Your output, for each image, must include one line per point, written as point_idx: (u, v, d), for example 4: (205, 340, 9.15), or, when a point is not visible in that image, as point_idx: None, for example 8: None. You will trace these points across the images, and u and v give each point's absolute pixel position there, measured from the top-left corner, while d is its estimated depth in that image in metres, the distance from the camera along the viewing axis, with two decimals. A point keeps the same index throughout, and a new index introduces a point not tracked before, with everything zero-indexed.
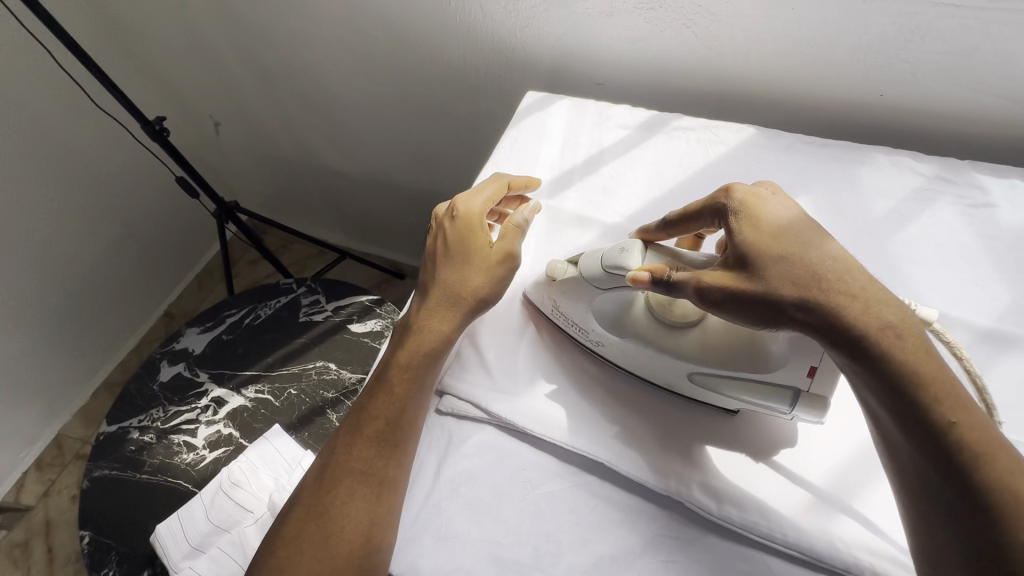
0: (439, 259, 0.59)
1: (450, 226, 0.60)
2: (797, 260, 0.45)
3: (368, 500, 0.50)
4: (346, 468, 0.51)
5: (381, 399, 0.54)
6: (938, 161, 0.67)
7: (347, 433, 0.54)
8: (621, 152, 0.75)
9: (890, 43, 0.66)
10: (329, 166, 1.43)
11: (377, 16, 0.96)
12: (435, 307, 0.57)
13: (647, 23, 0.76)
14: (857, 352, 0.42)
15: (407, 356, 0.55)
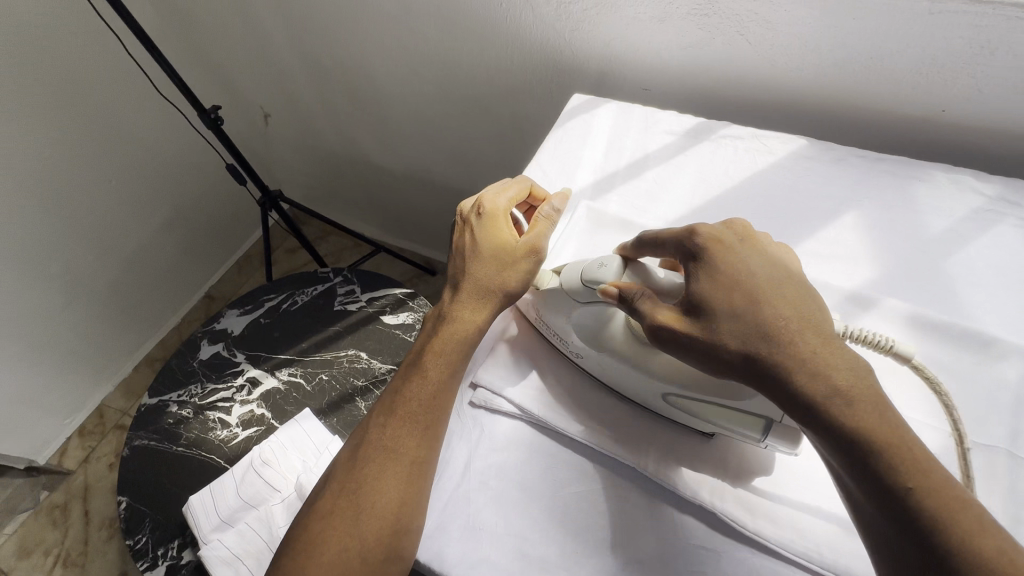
0: (466, 254, 0.58)
1: (477, 222, 0.59)
2: (758, 316, 0.43)
3: (398, 480, 0.49)
4: (377, 447, 0.51)
5: (414, 382, 0.53)
6: (1004, 181, 0.63)
7: (379, 414, 0.53)
8: (665, 158, 0.73)
9: (955, 59, 0.62)
10: (369, 160, 1.46)
11: (427, 15, 0.97)
12: (467, 297, 0.56)
13: (700, 29, 0.74)
14: (814, 422, 0.40)
15: (438, 344, 0.55)
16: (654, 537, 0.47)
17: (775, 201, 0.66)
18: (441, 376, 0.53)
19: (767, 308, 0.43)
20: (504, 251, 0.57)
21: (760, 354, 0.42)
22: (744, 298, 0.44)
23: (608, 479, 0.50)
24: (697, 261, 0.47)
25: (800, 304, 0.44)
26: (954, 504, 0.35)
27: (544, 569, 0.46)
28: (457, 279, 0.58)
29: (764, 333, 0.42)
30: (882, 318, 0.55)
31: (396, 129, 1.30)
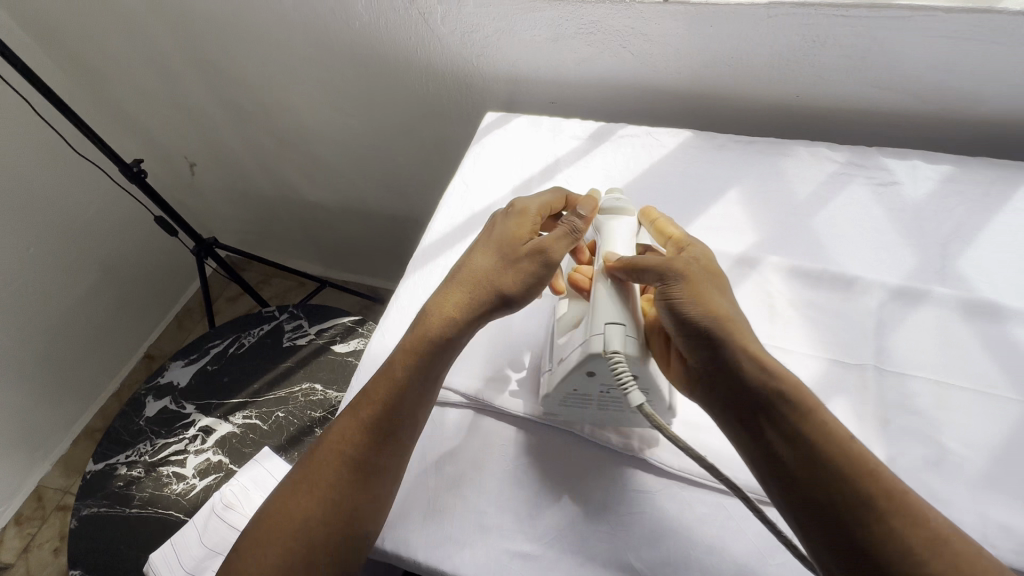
0: (497, 248, 0.57)
1: (525, 221, 0.59)
2: (726, 302, 0.49)
3: (355, 487, 0.50)
4: (337, 448, 0.51)
5: (386, 385, 0.53)
6: (850, 149, 0.74)
7: (349, 414, 0.53)
8: (574, 160, 0.80)
9: (796, 54, 0.74)
10: (304, 197, 1.47)
11: (340, 54, 1.03)
12: (464, 297, 0.56)
13: (588, 46, 0.84)
14: (775, 388, 0.44)
15: (422, 343, 0.54)
16: (598, 487, 0.52)
17: (670, 182, 0.75)
18: (412, 387, 0.53)
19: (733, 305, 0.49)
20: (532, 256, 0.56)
21: (720, 325, 0.47)
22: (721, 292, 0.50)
23: (551, 446, 0.55)
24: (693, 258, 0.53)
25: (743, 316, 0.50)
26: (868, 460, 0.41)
27: (501, 534, 0.51)
28: (474, 273, 0.57)
29: (725, 311, 0.48)
30: (766, 272, 0.64)
31: (324, 164, 1.33)
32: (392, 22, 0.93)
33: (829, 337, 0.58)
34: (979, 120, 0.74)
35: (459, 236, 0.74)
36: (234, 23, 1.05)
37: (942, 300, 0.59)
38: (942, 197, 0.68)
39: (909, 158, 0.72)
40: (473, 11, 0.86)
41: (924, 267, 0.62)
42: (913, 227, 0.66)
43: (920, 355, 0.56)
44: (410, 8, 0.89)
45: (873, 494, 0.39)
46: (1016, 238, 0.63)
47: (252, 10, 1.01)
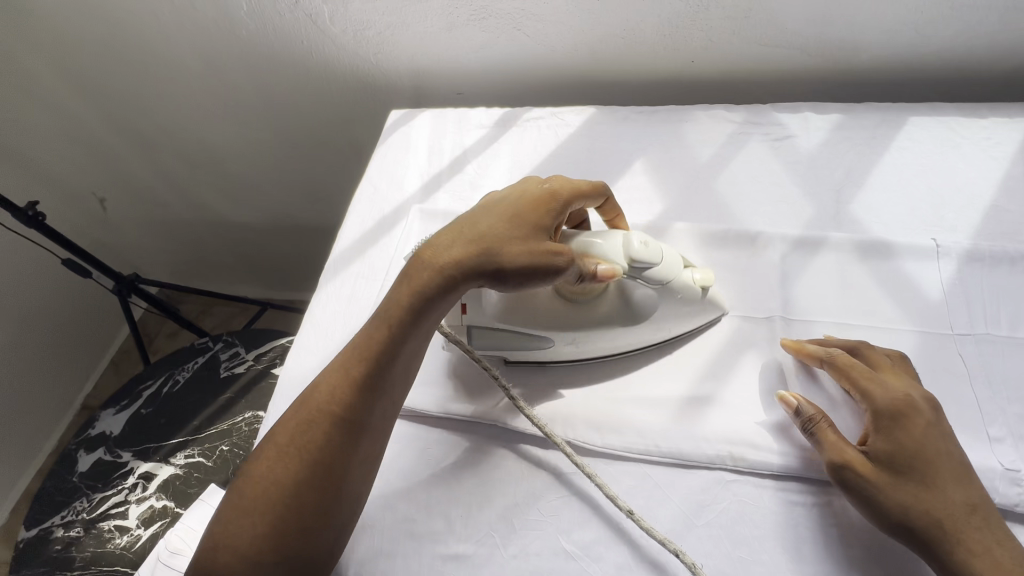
0: (493, 209, 0.51)
1: (538, 197, 0.52)
2: (949, 490, 0.43)
3: (332, 448, 0.45)
4: (324, 400, 0.46)
5: (380, 332, 0.48)
6: (746, 108, 0.76)
7: (329, 374, 0.47)
8: (481, 150, 0.79)
9: (682, 20, 0.75)
10: (227, 220, 1.37)
11: (235, 62, 0.98)
12: (467, 238, 0.49)
13: (484, 32, 0.82)
14: None
15: (409, 280, 0.49)
16: (527, 476, 0.52)
17: (578, 161, 0.75)
18: (401, 334, 0.48)
19: (948, 487, 0.43)
20: (530, 223, 0.50)
21: (931, 520, 0.42)
22: (931, 475, 0.44)
23: (475, 443, 0.55)
24: (878, 418, 0.46)
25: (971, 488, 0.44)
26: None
27: (433, 540, 0.50)
28: (466, 229, 0.50)
29: (953, 505, 0.42)
30: (674, 239, 0.64)
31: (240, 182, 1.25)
32: (280, 27, 0.90)
33: (737, 297, 0.59)
34: (862, 66, 0.76)
35: (370, 240, 0.72)
36: (116, 39, 0.98)
37: (838, 245, 0.60)
38: (834, 145, 0.70)
39: (801, 111, 0.74)
40: (360, 8, 0.83)
41: (821, 215, 0.64)
42: (809, 177, 0.68)
43: (820, 300, 0.58)
44: (295, 9, 0.86)
45: None
46: (902, 176, 0.66)
47: (132, 22, 0.95)
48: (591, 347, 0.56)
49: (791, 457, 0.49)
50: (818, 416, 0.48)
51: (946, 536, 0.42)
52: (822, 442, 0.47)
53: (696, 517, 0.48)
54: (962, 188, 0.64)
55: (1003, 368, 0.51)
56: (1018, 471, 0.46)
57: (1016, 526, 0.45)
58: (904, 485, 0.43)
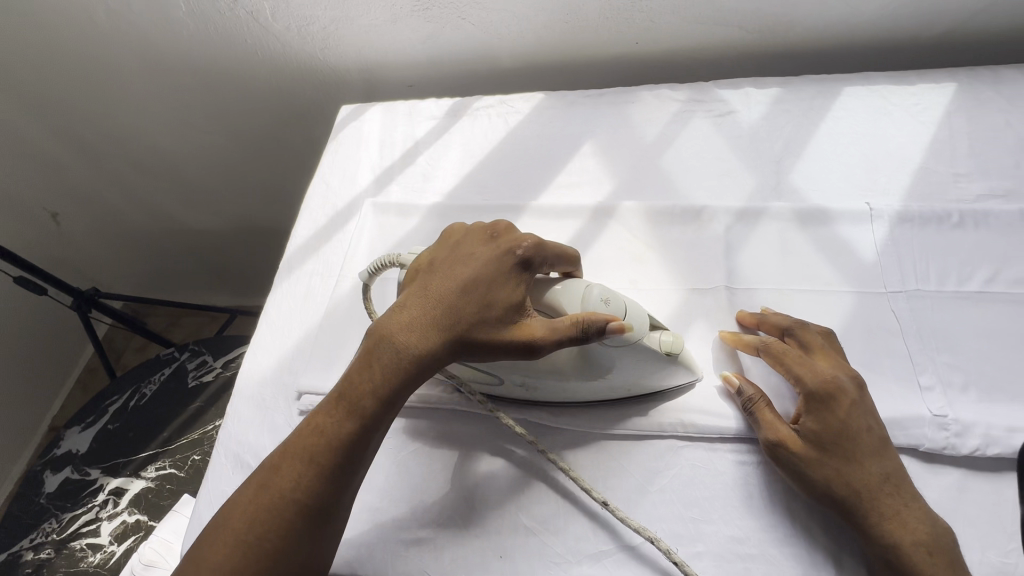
0: (463, 276, 0.48)
1: (513, 269, 0.48)
2: (870, 465, 0.45)
3: (300, 533, 0.42)
4: (279, 479, 0.43)
5: (341, 411, 0.45)
6: (689, 87, 0.77)
7: (292, 455, 0.44)
8: (432, 140, 0.79)
9: (622, 3, 0.76)
10: (186, 226, 1.34)
11: (180, 61, 0.96)
12: (432, 315, 0.47)
13: (429, 23, 0.82)
14: (899, 561, 0.42)
15: (371, 362, 0.46)
16: (486, 457, 0.53)
17: (528, 147, 0.76)
18: (373, 418, 0.45)
19: (869, 461, 0.45)
20: (501, 300, 0.47)
21: (850, 493, 0.44)
22: (853, 451, 0.45)
23: (433, 429, 0.55)
24: (808, 399, 0.48)
25: (892, 458, 0.46)
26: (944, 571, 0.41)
27: (396, 525, 0.51)
28: (435, 303, 0.47)
29: (870, 477, 0.44)
30: (622, 218, 0.65)
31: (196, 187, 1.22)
32: (222, 26, 0.89)
33: (684, 270, 0.61)
34: (798, 41, 0.78)
35: (323, 237, 0.72)
36: (61, 36, 0.93)
37: (778, 214, 0.62)
38: (773, 119, 0.72)
39: (741, 87, 0.76)
40: (302, 3, 0.82)
41: (761, 186, 0.66)
42: (750, 150, 0.70)
43: (762, 268, 0.60)
44: (235, 7, 0.85)
45: None
46: (837, 145, 0.68)
47: (74, 21, 0.90)
48: (540, 389, 0.52)
49: (737, 420, 0.51)
50: (756, 397, 0.50)
51: (863, 507, 0.44)
52: (760, 421, 0.48)
53: (649, 483, 0.50)
54: (892, 153, 0.66)
55: (932, 320, 0.54)
56: (945, 416, 0.48)
57: (944, 467, 0.47)
58: (825, 461, 0.45)
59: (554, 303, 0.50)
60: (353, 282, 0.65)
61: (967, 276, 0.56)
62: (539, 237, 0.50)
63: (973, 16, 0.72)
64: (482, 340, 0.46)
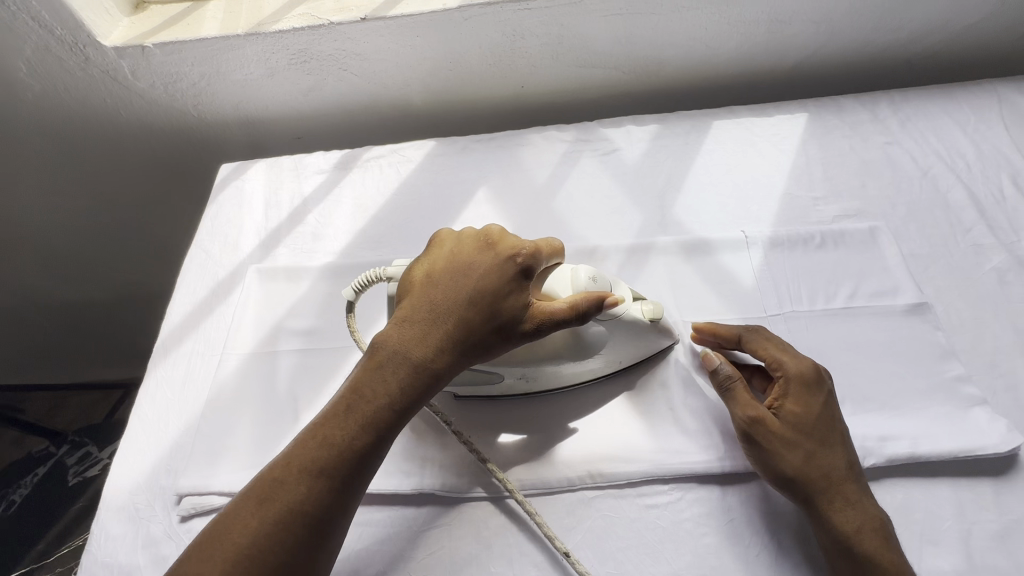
0: (470, 284, 0.47)
1: (518, 278, 0.47)
2: (839, 452, 0.47)
3: (307, 551, 0.40)
4: (286, 493, 0.40)
5: (351, 425, 0.43)
6: (575, 127, 0.80)
7: (298, 466, 0.41)
8: (321, 196, 0.76)
9: (502, 50, 0.77)
10: (55, 298, 1.12)
11: (40, 106, 0.82)
12: (442, 324, 0.46)
13: (309, 76, 0.80)
14: (850, 551, 0.44)
15: (382, 372, 0.45)
16: (394, 537, 0.50)
17: (422, 196, 0.75)
18: (391, 427, 0.44)
19: (835, 446, 0.47)
20: (515, 309, 0.46)
21: (817, 477, 0.46)
22: (825, 436, 0.47)
23: None
24: (791, 383, 0.49)
25: (852, 446, 0.48)
26: (894, 562, 0.43)
27: None
28: (448, 315, 0.46)
29: (836, 462, 0.46)
30: None
31: (58, 267, 1.07)
32: (80, 78, 0.79)
33: None
34: (670, 79, 0.84)
35: (204, 312, 0.66)
36: None
37: (665, 248, 0.65)
38: (654, 155, 0.75)
39: (622, 125, 0.79)
40: (165, 60, 0.77)
41: (648, 222, 0.69)
42: (635, 186, 0.72)
43: (655, 303, 0.61)
44: (87, 66, 0.78)
45: None
46: (714, 176, 0.72)
47: None
48: (540, 379, 0.54)
49: (644, 462, 0.51)
50: (736, 381, 0.51)
51: (828, 493, 0.45)
52: (736, 399, 0.50)
53: (563, 542, 0.48)
54: (761, 181, 0.72)
55: (808, 340, 0.57)
56: None
57: None
58: (801, 444, 0.47)
59: (550, 293, 0.50)
60: (240, 360, 0.60)
61: (833, 294, 0.60)
62: (539, 243, 0.48)
63: (811, 54, 0.81)
64: (494, 348, 0.47)
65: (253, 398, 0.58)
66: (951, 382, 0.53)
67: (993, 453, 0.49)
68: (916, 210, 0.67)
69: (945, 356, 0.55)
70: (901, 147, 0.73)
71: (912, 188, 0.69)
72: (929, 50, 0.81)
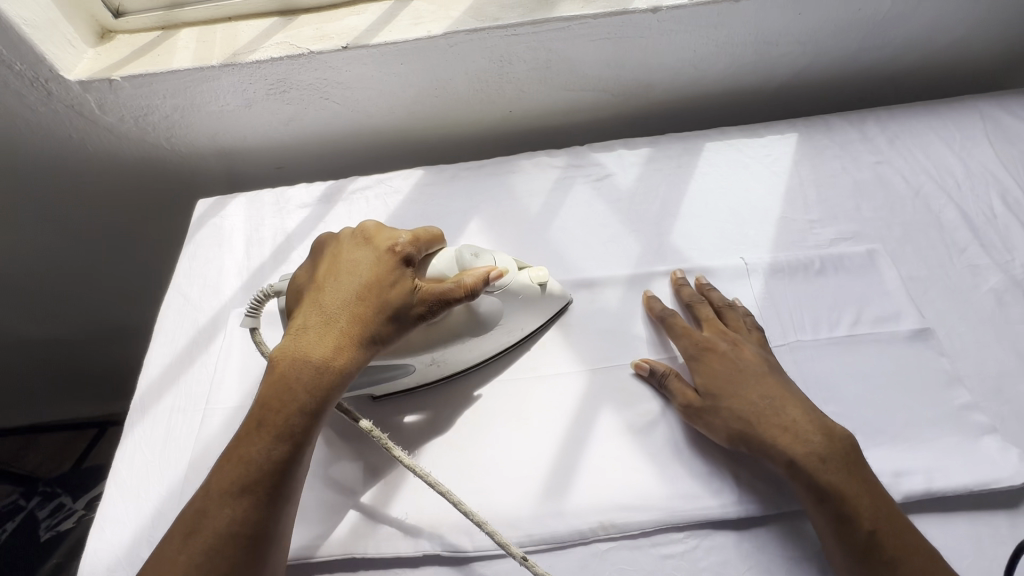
0: (356, 284, 0.50)
1: (399, 268, 0.51)
2: (754, 393, 0.51)
3: (245, 564, 0.41)
4: (211, 515, 0.41)
5: (263, 437, 0.44)
6: (566, 153, 0.78)
7: (218, 490, 0.42)
8: (305, 233, 0.72)
9: (489, 75, 0.75)
10: (23, 339, 1.06)
11: None
12: (338, 323, 0.48)
13: (288, 105, 0.77)
14: (804, 480, 0.46)
15: (287, 383, 0.46)
16: None
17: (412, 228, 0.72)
18: (304, 429, 0.45)
19: (745, 394, 0.52)
20: (401, 293, 0.49)
21: (745, 426, 0.50)
22: (735, 390, 0.52)
23: None
24: (689, 360, 0.56)
25: (765, 379, 0.52)
26: (843, 478, 0.46)
27: None
28: (340, 314, 0.49)
29: (754, 404, 0.51)
30: None
31: (20, 308, 1.00)
32: (43, 113, 0.75)
33: (584, 349, 0.59)
34: (659, 101, 0.83)
35: (185, 363, 0.62)
36: None
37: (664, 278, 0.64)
38: (647, 180, 0.74)
39: (614, 149, 0.78)
40: (134, 93, 0.73)
41: (644, 250, 0.67)
42: (630, 212, 0.71)
43: (657, 336, 0.60)
44: (50, 101, 0.73)
45: (905, 553, 0.42)
46: (709, 201, 0.72)
47: None
48: (450, 361, 0.55)
49: (658, 511, 0.49)
50: (660, 368, 0.56)
51: (761, 437, 0.49)
52: (670, 391, 0.54)
53: None
54: (756, 205, 0.71)
55: (814, 371, 0.56)
56: None
57: None
58: (717, 406, 0.52)
59: (436, 274, 0.52)
60: (227, 415, 0.57)
61: (836, 321, 0.59)
62: (409, 233, 0.53)
63: (797, 73, 0.81)
64: (394, 335, 0.49)
65: None
66: (960, 410, 0.53)
67: (1008, 486, 0.48)
68: (911, 231, 0.67)
69: (952, 383, 0.54)
70: (891, 166, 0.73)
71: (905, 208, 0.69)
72: (911, 67, 0.82)
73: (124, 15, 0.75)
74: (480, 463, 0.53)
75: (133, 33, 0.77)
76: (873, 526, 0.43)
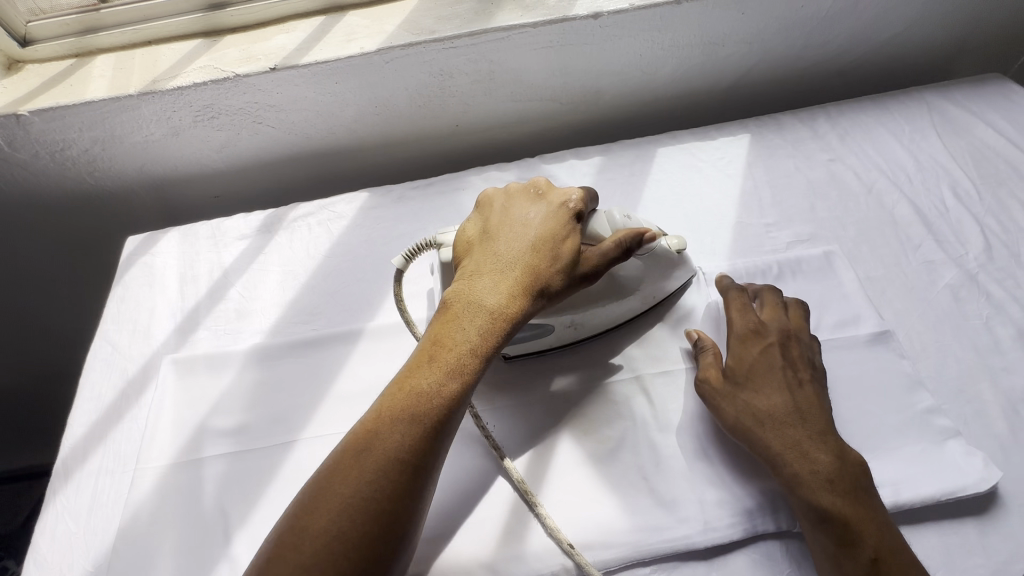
0: (529, 233, 0.51)
1: (574, 223, 0.52)
2: (775, 393, 0.49)
3: (409, 495, 0.39)
4: (388, 433, 0.40)
5: (437, 367, 0.44)
6: (516, 166, 0.75)
7: (393, 413, 0.41)
8: (244, 267, 0.68)
9: (431, 90, 0.72)
10: None
11: None
12: (513, 268, 0.49)
13: (220, 131, 0.73)
14: (803, 500, 0.45)
15: (463, 317, 0.46)
16: None
17: (358, 255, 0.68)
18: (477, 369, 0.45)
19: (763, 393, 0.50)
20: (572, 250, 0.50)
21: (754, 427, 0.48)
22: (762, 385, 0.50)
23: None
24: (733, 340, 0.54)
25: (788, 387, 0.50)
26: (846, 503, 0.44)
27: None
28: (513, 260, 0.49)
29: (770, 410, 0.48)
30: None
31: None
32: None
33: (541, 375, 0.56)
34: (611, 107, 0.81)
35: (112, 419, 0.57)
36: None
37: None
38: (600, 190, 0.72)
39: (565, 160, 0.75)
40: (46, 127, 0.68)
41: None
42: None
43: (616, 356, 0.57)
44: None
45: None
46: (664, 209, 0.70)
47: None
48: (587, 325, 0.56)
49: (621, 547, 0.47)
50: (707, 344, 0.54)
51: (769, 451, 0.47)
52: (700, 359, 0.54)
53: None
54: (712, 211, 0.69)
55: None
56: None
57: None
58: (734, 395, 0.50)
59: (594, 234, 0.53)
60: (156, 476, 0.52)
61: None
62: (582, 194, 0.54)
63: (746, 72, 0.80)
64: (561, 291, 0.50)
65: (172, 521, 0.50)
66: (923, 415, 0.51)
67: (974, 492, 0.47)
68: (866, 229, 0.66)
69: (914, 387, 0.53)
70: (843, 163, 0.72)
71: (860, 206, 0.68)
72: (858, 62, 0.82)
73: (32, 43, 0.70)
74: (443, 506, 0.49)
75: (44, 62, 0.71)
76: (875, 552, 0.42)
